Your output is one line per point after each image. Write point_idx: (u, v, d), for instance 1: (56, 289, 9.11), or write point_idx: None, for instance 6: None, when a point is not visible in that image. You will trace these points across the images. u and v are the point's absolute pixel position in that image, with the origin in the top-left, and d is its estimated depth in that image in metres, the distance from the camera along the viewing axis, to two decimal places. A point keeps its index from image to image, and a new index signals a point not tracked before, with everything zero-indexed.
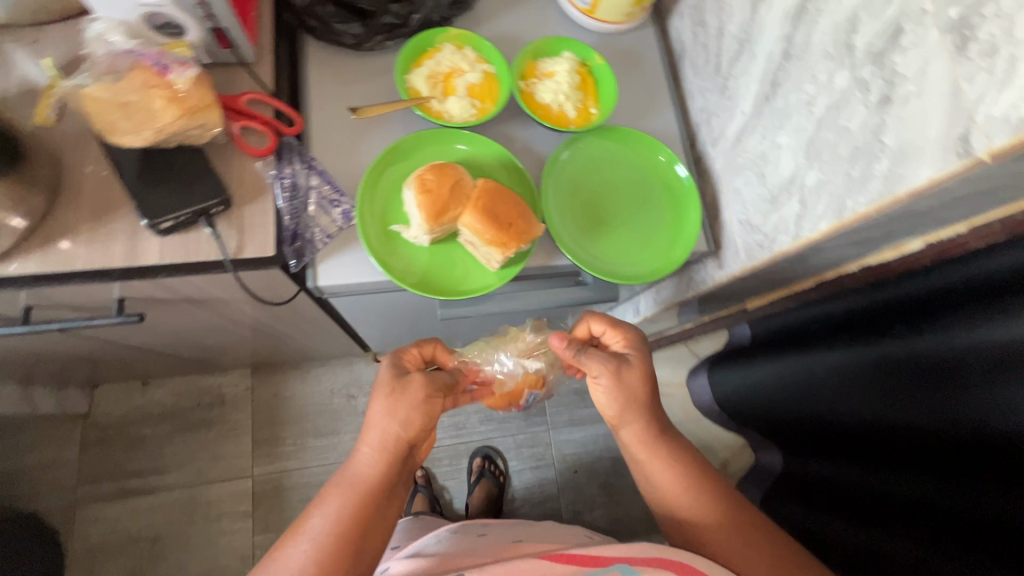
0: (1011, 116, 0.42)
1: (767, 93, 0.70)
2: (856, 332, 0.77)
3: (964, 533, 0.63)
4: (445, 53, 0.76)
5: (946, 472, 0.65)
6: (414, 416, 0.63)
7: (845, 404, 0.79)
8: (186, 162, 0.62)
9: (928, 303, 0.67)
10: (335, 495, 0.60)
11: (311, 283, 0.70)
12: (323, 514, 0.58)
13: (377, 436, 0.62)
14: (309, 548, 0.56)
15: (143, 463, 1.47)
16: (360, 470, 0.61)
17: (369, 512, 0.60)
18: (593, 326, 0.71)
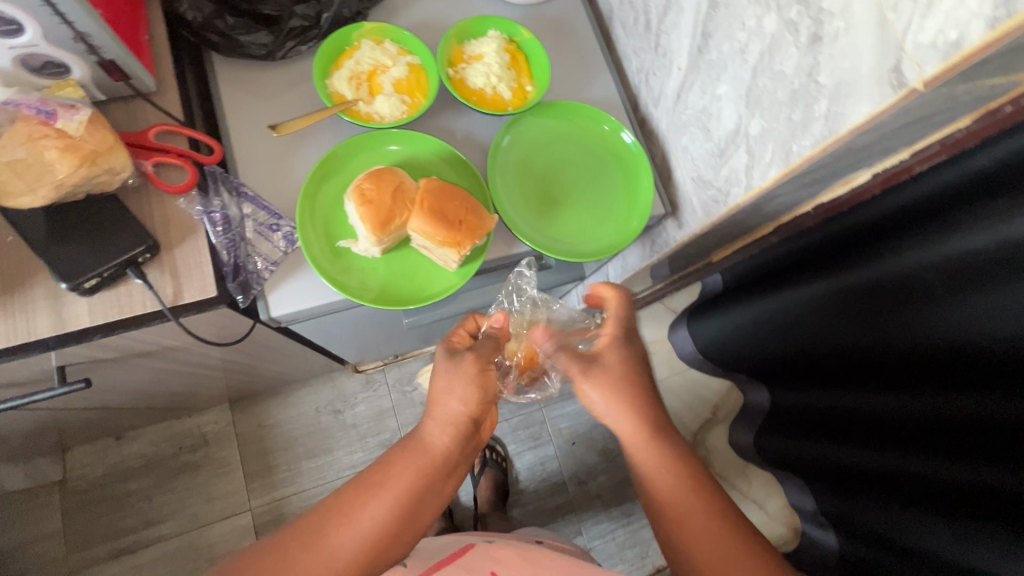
0: (938, 42, 0.42)
1: (700, 45, 0.69)
2: (828, 264, 0.78)
3: (960, 443, 0.64)
4: (364, 50, 0.72)
5: (928, 387, 0.66)
6: (470, 391, 0.62)
7: (829, 335, 0.80)
8: (99, 212, 0.57)
9: (889, 226, 0.68)
10: (408, 456, 0.58)
11: (264, 316, 0.66)
12: (400, 474, 0.56)
13: (449, 410, 0.61)
14: (389, 506, 0.53)
15: (133, 518, 1.42)
16: (434, 440, 0.59)
17: (438, 480, 0.57)
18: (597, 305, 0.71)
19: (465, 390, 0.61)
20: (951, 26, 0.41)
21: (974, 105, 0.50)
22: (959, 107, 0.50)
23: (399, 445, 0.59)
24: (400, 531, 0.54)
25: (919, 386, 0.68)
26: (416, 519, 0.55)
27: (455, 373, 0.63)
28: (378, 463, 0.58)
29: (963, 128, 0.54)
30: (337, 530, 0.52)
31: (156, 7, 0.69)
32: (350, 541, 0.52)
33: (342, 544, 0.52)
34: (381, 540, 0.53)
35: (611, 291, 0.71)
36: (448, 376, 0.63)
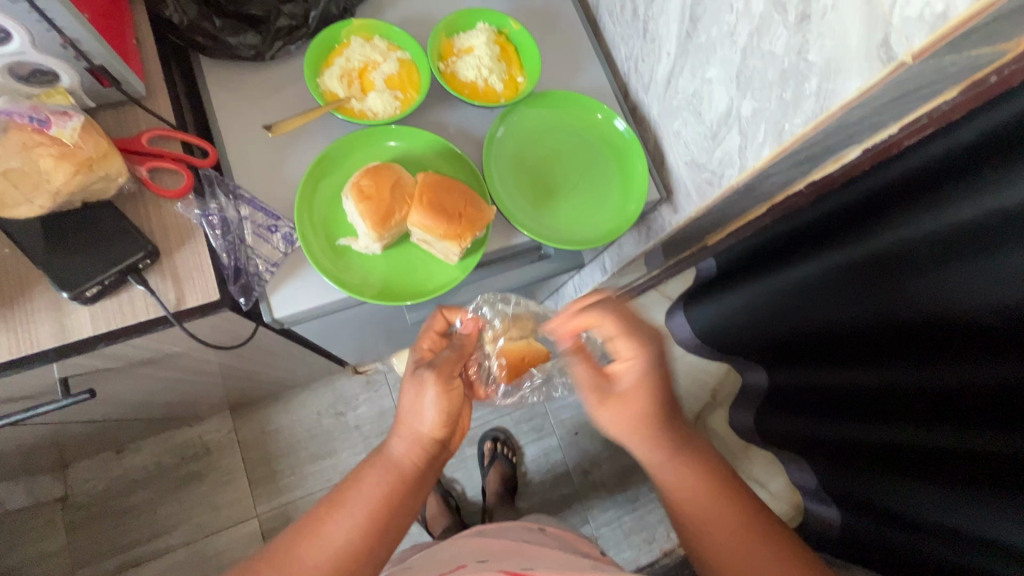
0: (925, 14, 0.43)
1: (688, 30, 0.69)
2: (823, 242, 0.78)
3: (960, 412, 0.64)
4: (353, 47, 0.72)
5: (922, 360, 0.68)
6: (437, 413, 0.60)
7: (827, 312, 0.81)
8: (97, 219, 0.57)
9: (877, 203, 0.69)
10: (375, 473, 0.58)
11: (268, 317, 0.66)
12: (365, 490, 0.57)
13: (414, 429, 0.61)
14: (351, 525, 0.54)
15: (139, 531, 1.41)
16: (400, 457, 0.60)
17: (404, 495, 0.58)
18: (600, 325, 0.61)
19: (431, 409, 0.60)
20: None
21: (961, 76, 0.51)
22: (946, 78, 0.51)
23: (368, 464, 0.60)
24: (364, 551, 0.54)
25: (913, 359, 0.69)
26: (384, 534, 0.55)
27: (420, 389, 0.61)
28: (348, 483, 0.58)
29: (952, 100, 0.56)
30: (301, 548, 0.53)
31: (141, 12, 0.68)
32: (316, 557, 0.53)
33: (307, 562, 0.52)
34: (347, 559, 0.53)
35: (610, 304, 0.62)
36: (412, 392, 0.61)
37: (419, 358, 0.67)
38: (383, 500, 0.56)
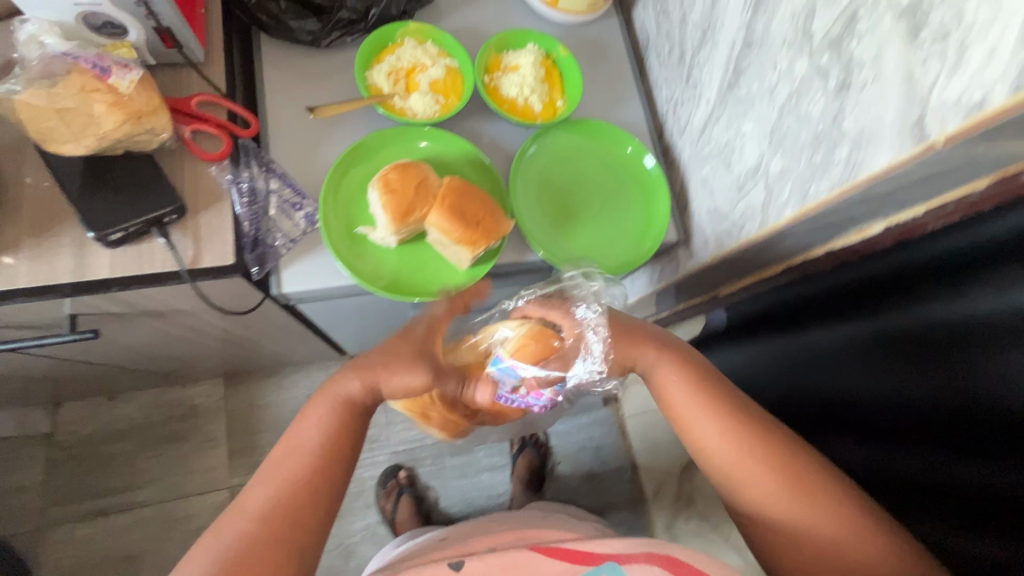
0: (962, 100, 0.44)
1: (730, 82, 0.71)
2: (857, 303, 0.73)
3: (970, 514, 0.58)
4: (406, 48, 0.74)
5: (935, 448, 0.62)
6: (403, 388, 0.60)
7: (846, 380, 0.75)
8: (135, 169, 0.59)
9: (902, 278, 0.66)
10: (316, 408, 0.59)
11: (275, 290, 0.68)
12: (308, 426, 0.57)
13: (378, 379, 0.60)
14: (294, 463, 0.55)
15: (114, 480, 1.42)
16: (343, 394, 0.59)
17: (346, 433, 0.58)
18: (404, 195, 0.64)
19: (407, 381, 0.59)
20: (976, 87, 0.43)
21: (993, 167, 0.51)
22: (978, 167, 0.51)
23: (312, 398, 0.60)
24: (310, 491, 0.54)
25: (909, 447, 0.66)
26: (322, 471, 0.55)
27: (407, 357, 0.60)
28: (291, 427, 0.58)
29: (979, 190, 0.55)
30: (248, 497, 0.53)
31: None
32: (260, 501, 0.52)
33: (250, 509, 0.52)
34: (291, 500, 0.53)
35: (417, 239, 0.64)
36: (395, 359, 0.60)
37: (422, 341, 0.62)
38: (326, 432, 0.57)
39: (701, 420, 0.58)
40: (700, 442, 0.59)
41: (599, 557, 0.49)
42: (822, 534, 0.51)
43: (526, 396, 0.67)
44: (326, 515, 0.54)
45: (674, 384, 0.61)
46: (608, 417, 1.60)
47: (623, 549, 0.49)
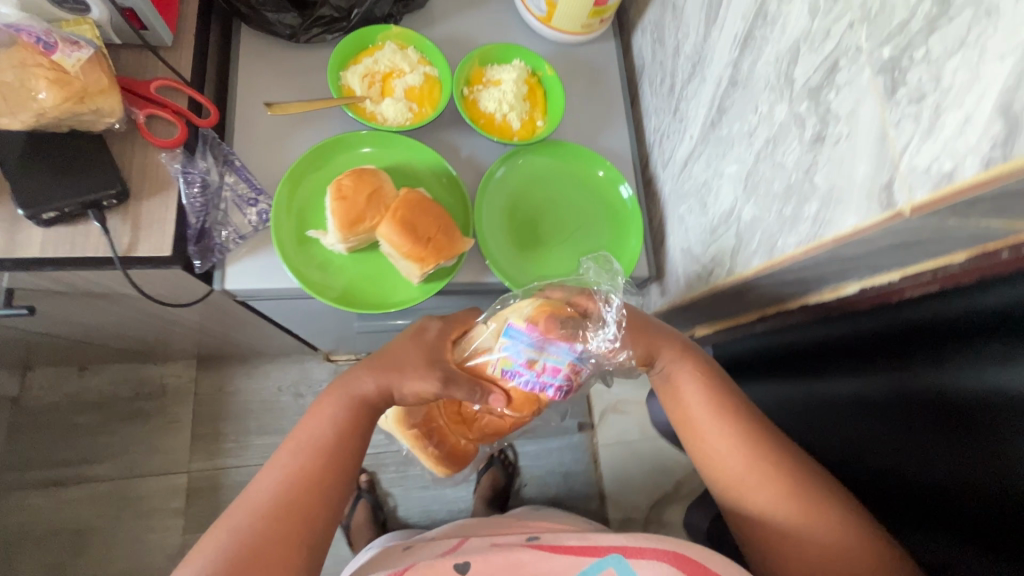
0: (932, 169, 0.40)
1: (713, 119, 0.68)
2: (857, 360, 0.66)
3: None
4: (385, 52, 0.72)
5: (949, 529, 0.56)
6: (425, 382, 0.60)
7: (844, 442, 0.68)
8: (78, 149, 0.57)
9: (891, 340, 0.61)
10: (328, 402, 0.59)
11: (218, 285, 0.66)
12: (319, 419, 0.58)
13: (394, 382, 0.60)
14: (304, 455, 0.55)
15: (74, 451, 1.41)
16: (360, 387, 0.60)
17: (358, 427, 0.59)
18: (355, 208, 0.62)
19: (421, 388, 0.60)
20: (946, 157, 0.39)
21: (969, 242, 0.47)
22: (953, 240, 0.47)
23: (325, 391, 0.60)
24: (325, 486, 0.54)
25: (897, 516, 0.62)
26: (332, 465, 0.55)
27: (422, 362, 0.61)
28: (302, 421, 0.59)
29: (957, 263, 0.51)
30: (255, 488, 0.53)
31: None
32: (268, 493, 0.52)
33: (260, 500, 0.52)
34: (304, 495, 0.53)
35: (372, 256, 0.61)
36: (413, 363, 0.61)
37: (439, 345, 0.63)
38: (338, 428, 0.57)
39: (713, 425, 0.59)
40: (707, 446, 0.59)
41: (605, 548, 0.49)
42: (815, 541, 0.52)
43: (541, 372, 0.60)
44: (335, 512, 0.54)
45: (689, 388, 0.62)
46: (581, 443, 1.56)
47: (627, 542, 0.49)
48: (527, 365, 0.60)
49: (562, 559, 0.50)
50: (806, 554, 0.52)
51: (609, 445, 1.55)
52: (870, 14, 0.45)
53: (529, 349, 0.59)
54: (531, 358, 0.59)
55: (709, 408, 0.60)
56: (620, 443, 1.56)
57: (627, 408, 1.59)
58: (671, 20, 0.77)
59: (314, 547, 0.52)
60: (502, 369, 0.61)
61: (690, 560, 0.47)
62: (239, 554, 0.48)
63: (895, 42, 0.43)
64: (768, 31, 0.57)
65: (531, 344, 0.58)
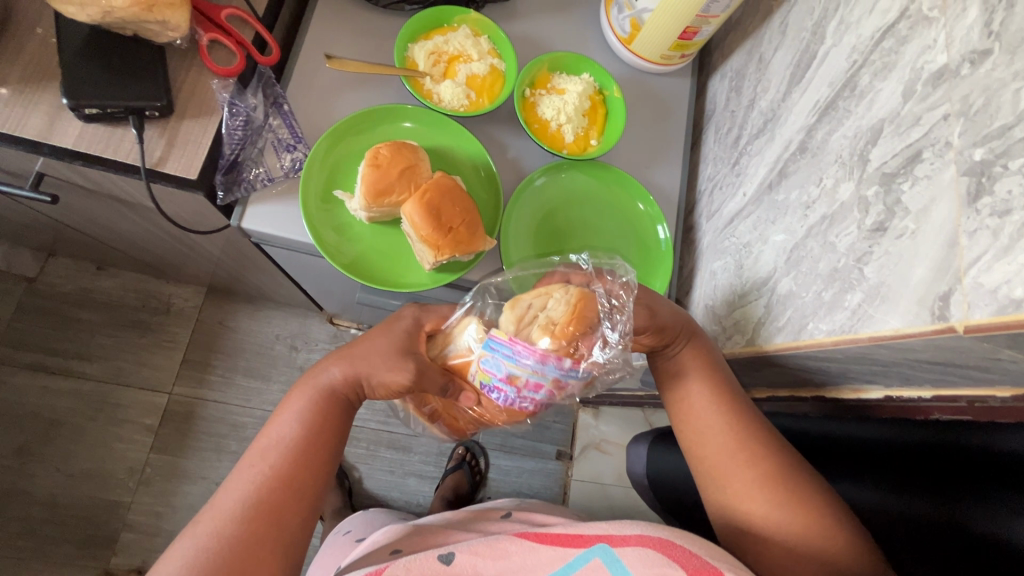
0: (1000, 291, 0.36)
1: (772, 181, 0.64)
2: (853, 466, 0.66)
3: None
4: (458, 34, 0.71)
5: None
6: (393, 374, 0.56)
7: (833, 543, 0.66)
8: (136, 56, 0.58)
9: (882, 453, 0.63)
10: (294, 402, 0.57)
11: (234, 221, 0.65)
12: (287, 419, 0.56)
13: (362, 373, 0.57)
14: (270, 459, 0.53)
15: (70, 344, 1.44)
16: (327, 382, 0.57)
17: (324, 426, 0.56)
18: (388, 172, 0.60)
19: (392, 380, 0.56)
20: (1018, 282, 0.35)
21: (1019, 380, 0.43)
22: (1000, 373, 0.43)
23: (291, 388, 0.58)
24: (295, 486, 0.53)
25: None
26: (296, 470, 0.53)
27: (389, 351, 0.57)
28: (268, 421, 0.57)
29: (999, 398, 0.47)
30: (223, 498, 0.51)
31: None
32: (236, 498, 0.51)
33: (227, 508, 0.50)
34: (273, 495, 0.51)
35: (408, 218, 0.60)
36: (381, 354, 0.57)
37: (413, 331, 0.60)
38: (301, 423, 0.55)
39: (709, 411, 0.60)
40: (699, 436, 0.60)
41: (591, 539, 0.48)
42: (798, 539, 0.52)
43: (522, 388, 0.55)
44: (309, 508, 0.53)
45: (692, 373, 0.63)
46: (555, 471, 1.52)
47: (613, 531, 0.48)
48: (506, 381, 0.55)
49: (546, 551, 0.49)
50: (792, 551, 0.52)
51: (582, 481, 1.51)
52: (969, 109, 0.41)
53: (511, 363, 0.54)
54: (512, 374, 0.54)
55: (707, 395, 0.61)
56: (594, 483, 1.51)
57: (609, 449, 1.55)
58: (753, 72, 0.75)
59: (289, 547, 0.51)
60: (480, 382, 0.57)
61: (675, 544, 0.46)
62: (207, 563, 0.46)
63: (990, 145, 0.39)
64: (854, 104, 0.54)
65: (512, 360, 0.54)
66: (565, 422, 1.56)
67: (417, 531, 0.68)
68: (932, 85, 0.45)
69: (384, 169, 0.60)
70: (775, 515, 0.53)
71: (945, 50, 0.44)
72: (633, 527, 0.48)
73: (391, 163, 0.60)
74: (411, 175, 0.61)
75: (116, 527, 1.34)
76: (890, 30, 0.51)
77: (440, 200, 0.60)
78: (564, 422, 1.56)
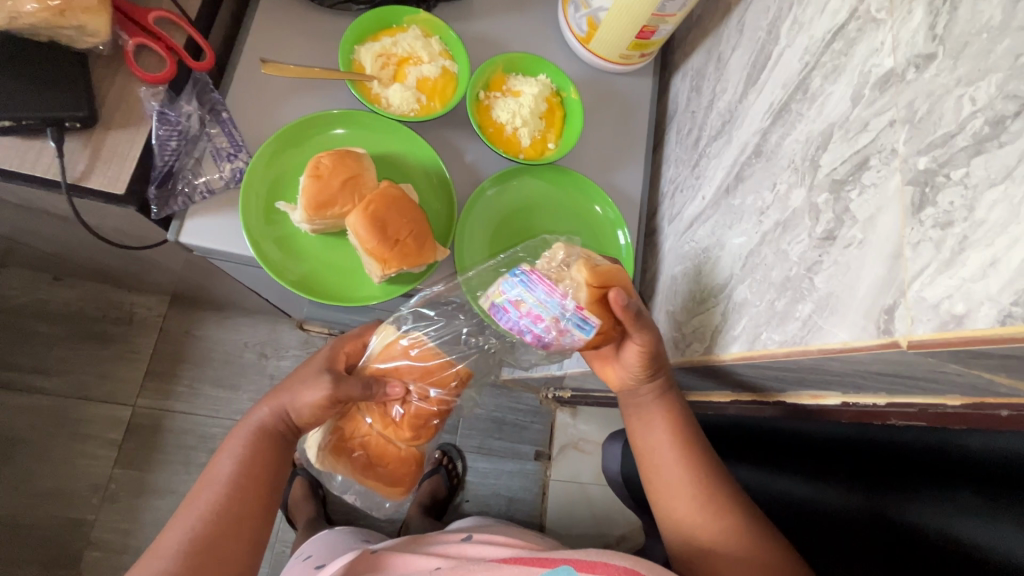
0: (942, 306, 0.35)
1: (729, 185, 0.63)
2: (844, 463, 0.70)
3: None
4: (407, 35, 0.69)
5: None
6: (315, 390, 0.59)
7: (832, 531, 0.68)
8: (55, 64, 0.54)
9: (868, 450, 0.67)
10: (231, 441, 0.58)
11: (171, 236, 0.61)
12: (228, 455, 0.56)
13: (286, 401, 0.60)
14: (209, 497, 0.53)
15: (27, 358, 1.38)
16: (260, 419, 0.59)
17: (263, 461, 0.57)
18: (328, 181, 0.57)
19: (310, 396, 0.59)
20: (960, 297, 0.34)
21: (968, 389, 0.42)
22: (950, 384, 0.42)
23: (229, 432, 0.59)
24: (234, 521, 0.53)
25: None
26: (237, 504, 0.54)
27: (308, 374, 0.61)
28: (206, 468, 0.57)
29: (950, 406, 0.46)
30: (162, 540, 0.51)
31: None
32: (178, 536, 0.51)
33: (168, 546, 0.50)
34: (209, 530, 0.51)
35: (353, 233, 0.58)
36: (299, 381, 0.60)
37: (331, 358, 0.65)
38: (239, 459, 0.56)
39: (674, 455, 0.60)
40: (661, 473, 0.60)
41: (556, 562, 0.50)
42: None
43: (523, 315, 0.55)
44: (249, 543, 0.54)
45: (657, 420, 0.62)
46: (534, 472, 1.51)
47: (578, 555, 0.50)
48: (514, 305, 0.56)
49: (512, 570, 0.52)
50: None
51: (561, 481, 1.50)
52: (914, 115, 0.40)
53: (523, 288, 0.55)
54: (520, 298, 0.55)
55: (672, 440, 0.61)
56: (573, 483, 1.50)
57: (587, 447, 1.54)
58: (712, 72, 0.73)
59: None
60: (491, 303, 0.58)
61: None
62: None
63: (933, 153, 0.38)
64: (806, 107, 0.52)
65: (525, 286, 0.55)
66: (543, 422, 1.55)
67: (369, 562, 0.65)
68: (879, 89, 0.44)
69: (324, 180, 0.57)
70: (739, 548, 0.54)
71: (891, 53, 0.43)
72: (604, 556, 0.49)
73: (330, 174, 0.57)
74: (351, 184, 0.58)
75: (80, 545, 1.29)
76: (840, 31, 0.49)
77: (381, 211, 0.58)
78: (542, 422, 1.55)
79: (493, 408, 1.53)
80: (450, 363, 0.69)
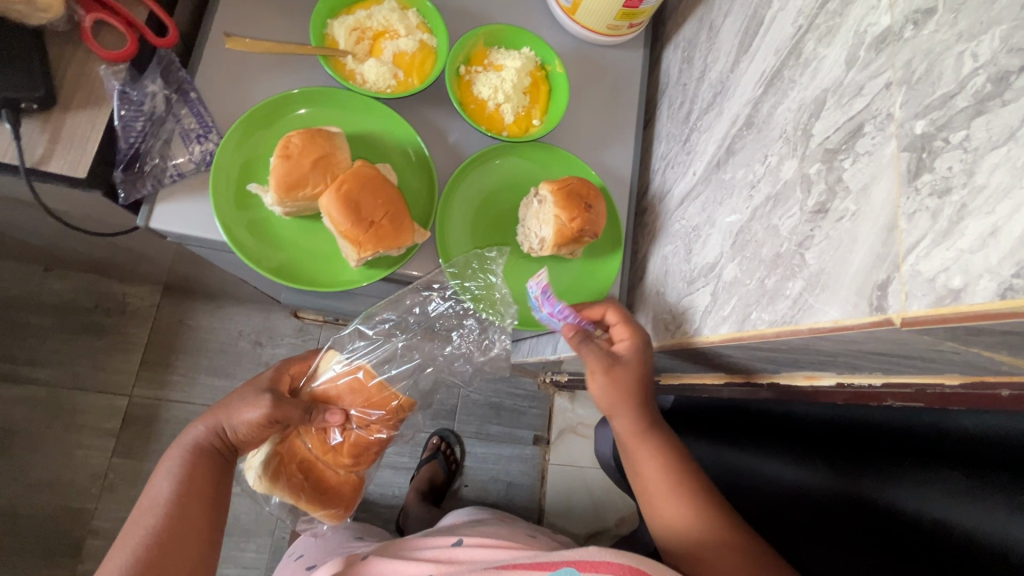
0: (937, 280, 0.33)
1: (720, 159, 0.60)
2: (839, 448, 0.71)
3: None
4: (382, 7, 0.65)
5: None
6: (253, 411, 0.61)
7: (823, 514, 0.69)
8: (8, 42, 0.53)
9: (867, 433, 0.69)
10: (167, 469, 0.59)
11: (141, 222, 0.59)
12: (165, 479, 0.58)
13: (224, 418, 0.63)
14: (149, 522, 0.55)
15: (19, 350, 1.37)
16: (199, 441, 0.61)
17: (205, 482, 0.59)
18: (298, 160, 0.56)
19: (248, 414, 0.61)
20: (956, 270, 0.32)
21: (967, 368, 0.40)
22: (948, 363, 0.40)
23: (161, 459, 0.61)
24: (177, 538, 0.55)
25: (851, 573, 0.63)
26: (180, 527, 0.56)
27: (246, 394, 0.64)
28: (141, 496, 0.58)
29: (949, 385, 0.44)
30: (109, 564, 0.52)
31: None
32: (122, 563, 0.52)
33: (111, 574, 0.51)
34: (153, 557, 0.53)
35: (329, 213, 0.56)
36: (237, 400, 0.63)
37: (276, 378, 0.69)
38: (179, 478, 0.58)
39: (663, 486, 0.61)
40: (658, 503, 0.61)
41: (557, 564, 0.49)
42: None
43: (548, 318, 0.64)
44: (200, 553, 0.56)
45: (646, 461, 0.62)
46: (532, 456, 1.50)
47: (581, 555, 0.48)
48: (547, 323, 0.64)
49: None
50: None
51: (560, 465, 1.50)
52: (910, 76, 0.37)
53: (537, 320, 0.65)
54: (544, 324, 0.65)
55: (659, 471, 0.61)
56: (572, 467, 1.50)
57: (586, 431, 1.53)
58: (704, 41, 0.70)
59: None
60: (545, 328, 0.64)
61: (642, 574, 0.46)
62: None
63: (930, 115, 0.35)
64: (799, 73, 0.49)
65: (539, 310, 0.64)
66: (542, 407, 1.54)
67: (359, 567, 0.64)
68: (875, 50, 0.41)
69: (293, 160, 0.56)
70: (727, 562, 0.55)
71: (888, 11, 0.40)
72: (607, 554, 0.48)
73: (297, 153, 0.56)
74: (319, 160, 0.56)
75: (79, 535, 1.30)
76: None
77: (357, 189, 0.56)
78: (541, 407, 1.54)
79: (490, 393, 1.52)
80: (388, 385, 0.73)
